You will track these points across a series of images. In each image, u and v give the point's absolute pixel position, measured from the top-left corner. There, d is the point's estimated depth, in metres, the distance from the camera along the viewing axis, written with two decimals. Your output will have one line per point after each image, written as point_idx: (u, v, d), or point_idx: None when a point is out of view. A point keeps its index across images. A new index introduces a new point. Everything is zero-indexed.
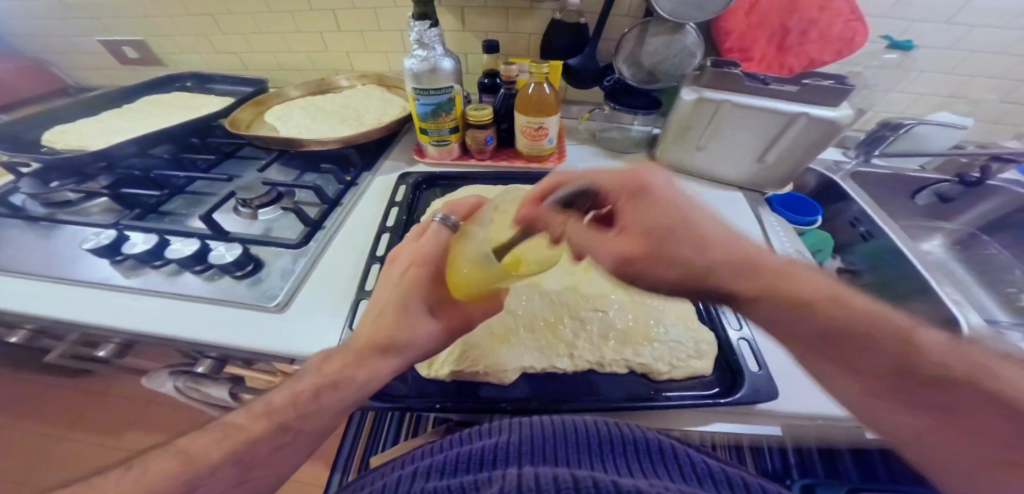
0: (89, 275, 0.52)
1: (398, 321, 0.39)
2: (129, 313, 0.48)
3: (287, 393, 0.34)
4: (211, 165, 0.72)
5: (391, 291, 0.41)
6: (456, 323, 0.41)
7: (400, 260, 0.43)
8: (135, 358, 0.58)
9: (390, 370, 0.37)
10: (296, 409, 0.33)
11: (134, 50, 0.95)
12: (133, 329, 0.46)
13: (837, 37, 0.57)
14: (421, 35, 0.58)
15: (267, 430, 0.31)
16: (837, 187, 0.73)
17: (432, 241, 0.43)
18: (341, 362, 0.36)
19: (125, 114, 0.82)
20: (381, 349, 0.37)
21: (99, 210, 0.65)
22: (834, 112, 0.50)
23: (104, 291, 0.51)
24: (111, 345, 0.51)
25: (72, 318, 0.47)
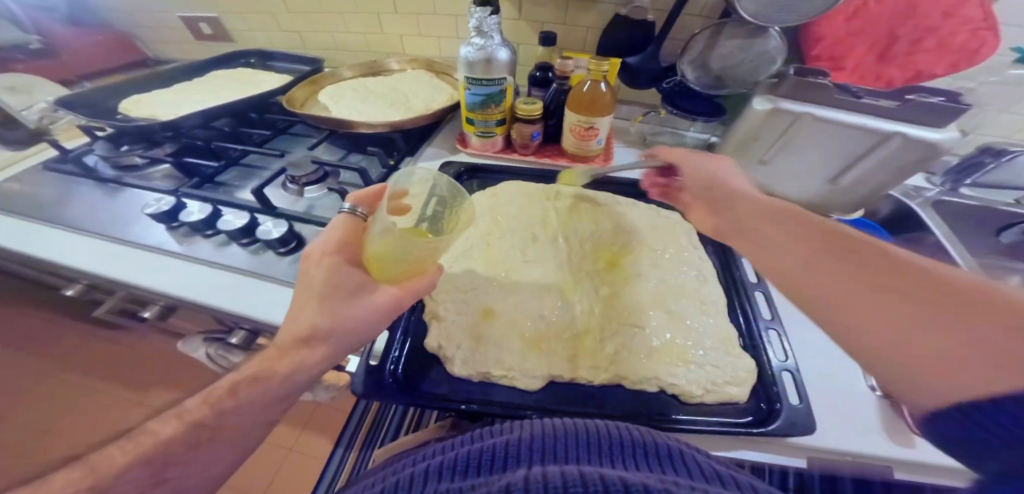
0: (148, 239, 0.55)
1: (326, 308, 0.36)
2: (179, 278, 0.50)
3: (200, 395, 0.34)
4: (265, 140, 0.75)
5: (311, 280, 0.37)
6: (389, 301, 0.39)
7: (309, 256, 0.38)
8: (176, 320, 0.61)
9: (314, 362, 0.35)
10: (211, 408, 0.32)
11: (208, 27, 0.99)
12: (182, 294, 0.49)
13: (958, 47, 0.51)
14: (481, 22, 0.56)
15: (180, 430, 0.31)
16: (913, 215, 0.66)
17: (340, 229, 0.40)
18: (263, 357, 0.35)
19: (192, 87, 0.86)
20: (306, 341, 0.35)
21: (162, 176, 0.69)
22: (938, 134, 0.45)
23: (158, 255, 0.54)
24: (157, 306, 0.54)
25: (131, 278, 0.50)
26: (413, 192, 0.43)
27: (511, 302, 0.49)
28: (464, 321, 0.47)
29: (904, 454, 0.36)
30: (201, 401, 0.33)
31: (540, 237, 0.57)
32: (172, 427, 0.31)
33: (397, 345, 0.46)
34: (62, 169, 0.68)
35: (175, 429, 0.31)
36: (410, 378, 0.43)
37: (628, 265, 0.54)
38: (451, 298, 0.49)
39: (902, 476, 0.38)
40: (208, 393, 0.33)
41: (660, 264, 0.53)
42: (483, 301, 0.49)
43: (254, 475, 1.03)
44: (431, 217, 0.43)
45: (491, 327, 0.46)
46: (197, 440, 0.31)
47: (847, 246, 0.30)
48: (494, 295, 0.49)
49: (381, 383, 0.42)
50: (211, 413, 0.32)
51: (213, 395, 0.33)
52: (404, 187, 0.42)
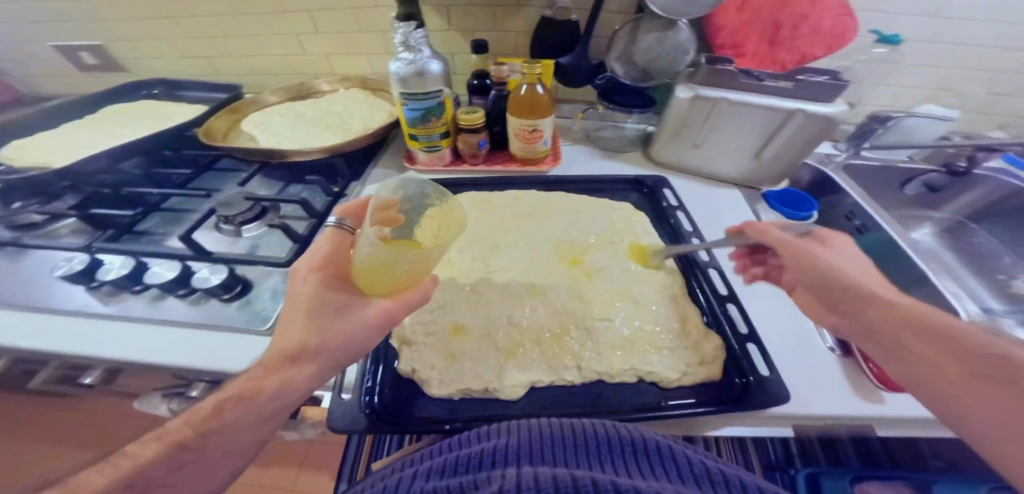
0: (66, 304, 0.49)
1: (313, 325, 0.33)
2: (111, 342, 0.45)
3: (184, 416, 0.29)
4: (187, 180, 0.68)
5: (297, 296, 0.35)
6: (380, 315, 0.36)
7: (296, 273, 0.37)
8: (122, 384, 0.55)
9: (305, 379, 0.32)
10: (195, 427, 0.28)
11: (92, 56, 0.89)
12: (117, 359, 0.43)
13: (827, 32, 0.57)
14: (407, 37, 0.55)
15: (161, 452, 0.26)
16: (830, 180, 0.74)
17: (326, 243, 0.39)
18: (248, 375, 0.31)
19: (87, 125, 0.77)
20: (293, 358, 0.32)
21: (70, 231, 0.61)
22: (828, 108, 0.50)
23: (81, 320, 0.47)
24: (96, 373, 0.48)
25: (53, 348, 0.44)
26: (398, 200, 0.42)
27: (481, 314, 0.48)
28: (436, 342, 0.45)
29: (874, 410, 0.40)
30: (184, 421, 0.28)
31: (502, 245, 0.57)
32: (152, 449, 0.26)
33: (370, 376, 0.43)
34: None
35: (155, 451, 0.26)
36: (388, 405, 0.41)
37: (590, 261, 0.55)
38: (420, 320, 0.48)
39: (883, 433, 0.41)
40: (191, 413, 0.29)
41: (620, 255, 0.55)
42: (452, 318, 0.48)
43: None
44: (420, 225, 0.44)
45: (463, 343, 0.45)
46: (179, 462, 0.26)
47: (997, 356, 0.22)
48: (462, 310, 0.48)
49: (359, 417, 0.39)
50: (195, 433, 0.28)
51: (197, 415, 0.28)
52: (390, 197, 0.40)
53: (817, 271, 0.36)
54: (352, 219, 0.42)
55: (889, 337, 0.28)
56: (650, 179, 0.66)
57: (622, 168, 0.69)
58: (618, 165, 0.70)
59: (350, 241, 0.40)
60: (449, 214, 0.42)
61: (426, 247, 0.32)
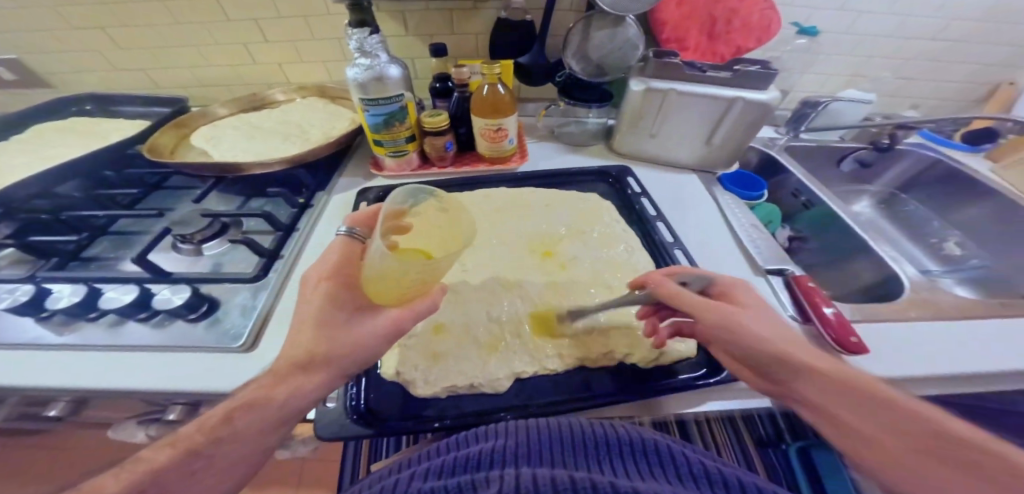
0: (15, 338, 0.45)
1: (322, 334, 0.33)
2: (68, 372, 0.42)
3: (195, 421, 0.29)
4: (134, 200, 0.64)
5: (306, 307, 0.34)
6: (390, 324, 0.35)
7: (307, 279, 0.36)
8: (91, 415, 0.51)
9: (315, 387, 0.32)
10: (206, 434, 0.28)
11: (9, 71, 0.81)
12: (77, 389, 0.41)
13: (756, 25, 0.62)
14: (362, 43, 0.54)
15: (173, 458, 0.26)
16: (775, 161, 0.79)
17: (336, 251, 0.38)
18: (258, 384, 0.31)
19: (13, 148, 0.71)
20: (304, 365, 0.32)
21: (8, 263, 0.56)
22: (765, 95, 0.54)
23: (33, 353, 0.44)
24: (58, 405, 0.45)
25: (4, 384, 0.41)
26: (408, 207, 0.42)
27: (460, 313, 0.48)
28: (418, 344, 0.45)
29: None
30: (196, 426, 0.28)
31: (477, 244, 0.57)
32: (166, 455, 0.26)
33: (354, 383, 0.43)
34: None
35: (168, 457, 0.26)
36: (376, 411, 0.41)
37: (562, 252, 0.56)
38: None
39: None
40: (204, 419, 0.29)
41: (590, 243, 0.57)
42: (432, 317, 0.48)
43: None
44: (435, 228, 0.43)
45: (445, 342, 0.45)
46: (190, 468, 0.26)
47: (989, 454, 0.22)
48: (442, 310, 0.49)
49: (347, 424, 0.39)
50: (207, 440, 0.28)
51: (209, 421, 0.28)
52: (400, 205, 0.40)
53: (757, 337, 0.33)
54: (362, 227, 0.42)
55: (822, 407, 0.29)
56: (614, 168, 0.69)
57: (587, 161, 0.72)
58: (583, 158, 0.73)
59: (360, 250, 0.39)
60: (459, 220, 0.41)
61: (435, 259, 0.31)
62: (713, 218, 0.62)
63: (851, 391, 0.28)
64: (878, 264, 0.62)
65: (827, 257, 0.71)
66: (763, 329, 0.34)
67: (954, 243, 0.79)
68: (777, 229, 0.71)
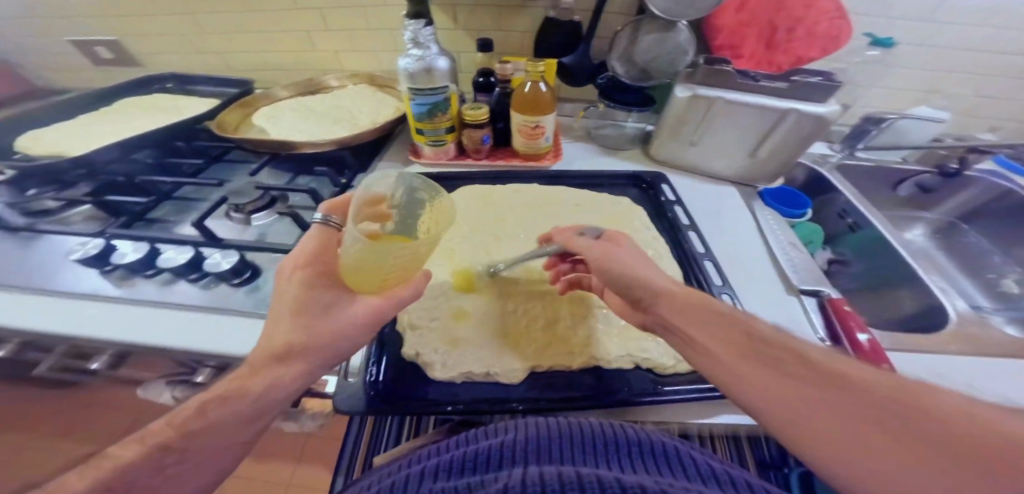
0: (78, 287, 0.51)
1: (300, 322, 0.34)
2: (117, 324, 0.47)
3: (167, 417, 0.30)
4: (198, 169, 0.70)
5: (283, 295, 0.35)
6: (370, 312, 0.37)
7: (283, 269, 0.37)
8: (127, 372, 0.56)
9: (295, 377, 0.33)
10: (178, 428, 0.29)
11: (108, 50, 0.91)
12: (127, 341, 0.45)
13: (823, 34, 0.58)
14: (416, 34, 0.57)
15: (143, 453, 0.27)
16: (823, 179, 0.76)
17: (313, 240, 0.39)
18: (234, 376, 0.32)
19: (102, 117, 0.79)
20: (280, 357, 0.33)
21: (82, 218, 0.63)
22: (823, 108, 0.52)
23: (93, 303, 0.49)
24: (104, 357, 0.50)
25: (67, 329, 0.46)
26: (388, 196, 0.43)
27: (483, 303, 0.50)
28: (440, 327, 0.47)
29: None
30: (167, 421, 0.29)
31: (504, 236, 0.58)
32: (135, 451, 0.27)
33: (374, 361, 0.45)
34: None
35: (136, 452, 0.27)
36: (392, 390, 0.42)
37: None
38: (424, 307, 0.49)
39: None
40: (175, 414, 0.30)
41: None
42: (456, 304, 0.49)
43: None
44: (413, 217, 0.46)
45: (465, 328, 0.47)
46: (162, 463, 0.27)
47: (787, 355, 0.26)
48: (466, 297, 0.50)
49: (365, 399, 0.41)
50: (178, 433, 0.28)
51: (181, 416, 0.29)
52: (379, 194, 0.41)
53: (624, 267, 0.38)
54: (338, 215, 0.42)
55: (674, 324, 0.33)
56: (649, 174, 0.68)
57: (621, 164, 0.72)
58: (617, 162, 0.72)
59: (336, 239, 0.40)
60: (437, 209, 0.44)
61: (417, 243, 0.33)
62: (748, 232, 0.60)
63: (689, 309, 0.32)
64: (923, 295, 0.58)
65: (868, 283, 0.67)
66: (632, 261, 0.39)
67: (1012, 281, 0.73)
68: (817, 250, 0.68)
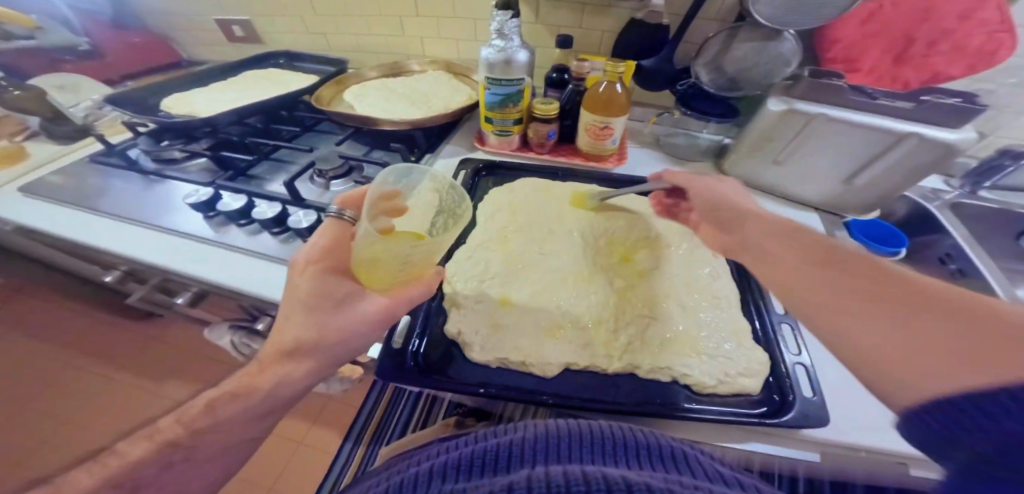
0: (186, 228, 0.59)
1: (311, 319, 0.36)
2: (211, 263, 0.54)
3: (174, 415, 0.34)
4: (294, 136, 0.79)
5: (297, 290, 0.38)
6: (381, 309, 0.39)
7: (295, 265, 0.39)
8: (203, 310, 0.65)
9: (300, 376, 0.36)
10: (186, 426, 0.33)
11: (240, 29, 1.04)
12: (217, 282, 0.52)
13: (975, 51, 0.52)
14: (502, 25, 0.59)
15: (150, 452, 0.31)
16: (931, 217, 0.66)
17: (326, 236, 0.41)
18: (244, 374, 0.36)
19: (229, 85, 0.92)
20: (289, 354, 0.35)
21: (198, 169, 0.73)
22: (953, 134, 0.46)
23: (195, 242, 0.57)
24: (189, 293, 0.58)
25: (171, 263, 0.54)
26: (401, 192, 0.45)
27: (530, 292, 0.50)
28: (483, 309, 0.48)
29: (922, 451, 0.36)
30: (174, 420, 0.33)
31: (557, 231, 0.59)
32: (142, 448, 0.32)
33: (417, 334, 0.47)
34: (107, 161, 0.73)
35: (145, 449, 0.31)
36: (431, 362, 0.45)
37: (641, 260, 0.55)
38: (469, 288, 0.51)
39: (916, 471, 0.39)
40: (182, 413, 0.34)
41: (672, 259, 0.55)
42: (502, 290, 0.51)
43: (260, 465, 1.04)
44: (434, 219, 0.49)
45: (507, 314, 0.48)
46: (170, 461, 0.31)
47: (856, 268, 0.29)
48: (512, 285, 0.51)
49: (405, 368, 0.43)
50: (185, 432, 0.33)
51: (188, 414, 0.34)
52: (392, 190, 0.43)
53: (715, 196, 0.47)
54: (352, 211, 0.44)
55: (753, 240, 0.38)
56: None
57: None
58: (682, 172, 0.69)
59: (349, 234, 0.43)
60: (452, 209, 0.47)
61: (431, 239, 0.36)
62: None
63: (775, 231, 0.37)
64: None
65: None
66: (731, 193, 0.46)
67: None
68: None
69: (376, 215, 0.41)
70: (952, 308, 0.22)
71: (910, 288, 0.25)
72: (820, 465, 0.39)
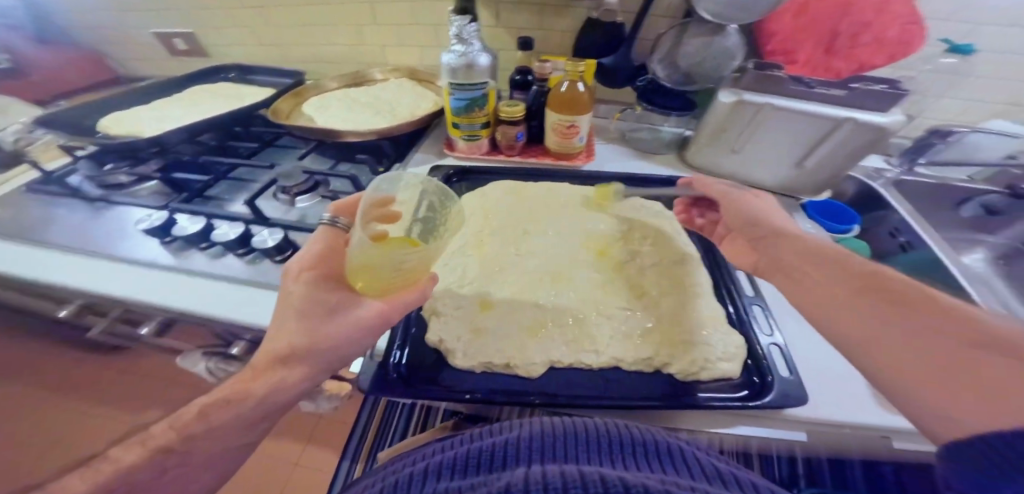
0: (141, 256, 0.56)
1: (304, 325, 0.35)
2: (172, 292, 0.51)
3: (168, 420, 0.31)
4: (252, 153, 0.76)
5: (290, 295, 0.37)
6: (376, 315, 0.38)
7: (289, 273, 0.39)
8: (170, 339, 0.61)
9: (295, 382, 0.34)
10: (179, 431, 0.30)
11: (184, 42, 1.00)
12: (180, 309, 0.49)
13: (892, 41, 0.56)
14: (461, 30, 0.60)
15: (143, 457, 0.29)
16: (876, 194, 0.71)
17: (320, 245, 0.41)
18: (240, 379, 0.34)
19: (175, 101, 0.87)
20: (282, 360, 0.34)
21: (149, 193, 0.69)
22: (885, 118, 0.49)
23: (153, 271, 0.54)
24: (153, 323, 0.55)
25: (125, 294, 0.51)
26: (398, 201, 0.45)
27: (508, 294, 0.50)
28: (463, 315, 0.48)
29: (898, 422, 0.38)
30: (168, 425, 0.31)
31: (532, 232, 0.59)
32: (135, 454, 0.29)
33: (398, 345, 0.46)
34: (44, 190, 0.67)
35: (138, 456, 0.29)
36: (413, 373, 0.44)
37: (616, 254, 0.56)
38: (449, 295, 0.50)
39: (900, 445, 0.40)
40: (176, 418, 0.31)
41: (645, 251, 0.56)
42: (481, 294, 0.50)
43: None
44: (423, 220, 0.47)
45: (488, 318, 0.48)
46: (165, 466, 0.29)
47: (885, 287, 0.28)
48: (492, 288, 0.51)
49: (387, 379, 0.42)
50: (179, 437, 0.30)
51: (182, 419, 0.31)
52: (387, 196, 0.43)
53: (740, 216, 0.46)
54: (347, 219, 0.44)
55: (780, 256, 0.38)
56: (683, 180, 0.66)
57: (655, 169, 0.70)
58: (650, 166, 0.71)
59: (343, 241, 0.43)
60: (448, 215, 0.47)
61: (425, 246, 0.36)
62: None
63: (803, 247, 0.36)
64: None
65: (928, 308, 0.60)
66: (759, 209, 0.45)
67: None
68: None
69: (370, 222, 0.41)
70: (1004, 346, 0.20)
71: (954, 319, 0.23)
72: (807, 444, 0.41)
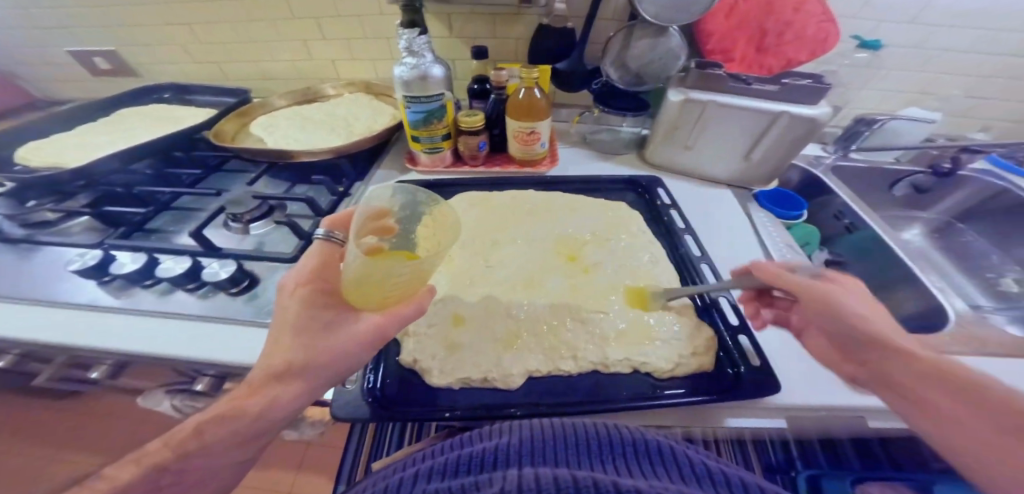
0: (77, 299, 0.50)
1: (300, 341, 0.33)
2: (116, 335, 0.46)
3: (163, 436, 0.30)
4: (197, 180, 0.71)
5: (284, 311, 0.35)
6: (372, 329, 0.35)
7: (285, 286, 0.37)
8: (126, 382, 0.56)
9: (289, 400, 0.31)
10: (175, 449, 0.28)
11: (105, 61, 0.92)
12: (128, 351, 0.45)
13: (811, 38, 0.61)
14: (410, 43, 0.58)
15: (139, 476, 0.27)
16: (817, 180, 0.77)
17: (314, 257, 0.39)
18: (232, 396, 0.31)
19: (102, 126, 0.80)
20: (279, 375, 0.31)
21: (81, 229, 0.63)
22: (813, 110, 0.53)
23: (92, 314, 0.49)
24: (103, 367, 0.50)
25: (62, 341, 0.46)
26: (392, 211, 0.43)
27: (481, 307, 0.50)
28: (437, 332, 0.47)
29: (865, 399, 0.41)
30: (163, 442, 0.29)
31: (502, 241, 0.59)
32: (128, 473, 0.27)
33: (372, 368, 0.44)
34: None
35: (132, 475, 0.27)
36: (390, 396, 0.42)
37: (586, 256, 0.57)
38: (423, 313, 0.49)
39: (875, 424, 0.43)
40: (172, 434, 0.29)
41: (614, 250, 0.57)
42: (454, 308, 0.49)
43: None
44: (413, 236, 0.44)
45: (464, 333, 0.47)
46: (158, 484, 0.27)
47: None
48: (465, 302, 0.50)
49: (362, 405, 0.40)
50: (175, 455, 0.28)
51: (177, 436, 0.29)
52: (382, 207, 0.41)
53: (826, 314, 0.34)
54: (342, 231, 0.42)
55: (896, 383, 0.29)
56: (644, 178, 0.68)
57: (618, 169, 0.72)
58: (611, 167, 0.73)
59: (338, 254, 0.41)
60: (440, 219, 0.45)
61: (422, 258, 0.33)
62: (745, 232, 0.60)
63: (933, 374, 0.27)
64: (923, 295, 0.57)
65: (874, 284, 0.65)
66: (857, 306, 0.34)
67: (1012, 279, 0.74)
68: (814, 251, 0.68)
69: (365, 235, 0.38)
70: None
71: None
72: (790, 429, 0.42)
